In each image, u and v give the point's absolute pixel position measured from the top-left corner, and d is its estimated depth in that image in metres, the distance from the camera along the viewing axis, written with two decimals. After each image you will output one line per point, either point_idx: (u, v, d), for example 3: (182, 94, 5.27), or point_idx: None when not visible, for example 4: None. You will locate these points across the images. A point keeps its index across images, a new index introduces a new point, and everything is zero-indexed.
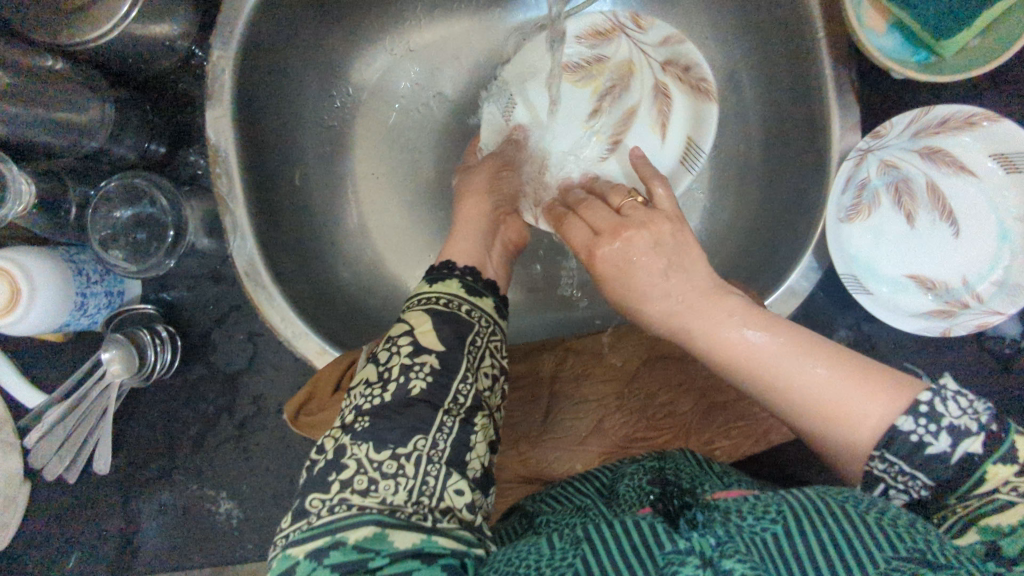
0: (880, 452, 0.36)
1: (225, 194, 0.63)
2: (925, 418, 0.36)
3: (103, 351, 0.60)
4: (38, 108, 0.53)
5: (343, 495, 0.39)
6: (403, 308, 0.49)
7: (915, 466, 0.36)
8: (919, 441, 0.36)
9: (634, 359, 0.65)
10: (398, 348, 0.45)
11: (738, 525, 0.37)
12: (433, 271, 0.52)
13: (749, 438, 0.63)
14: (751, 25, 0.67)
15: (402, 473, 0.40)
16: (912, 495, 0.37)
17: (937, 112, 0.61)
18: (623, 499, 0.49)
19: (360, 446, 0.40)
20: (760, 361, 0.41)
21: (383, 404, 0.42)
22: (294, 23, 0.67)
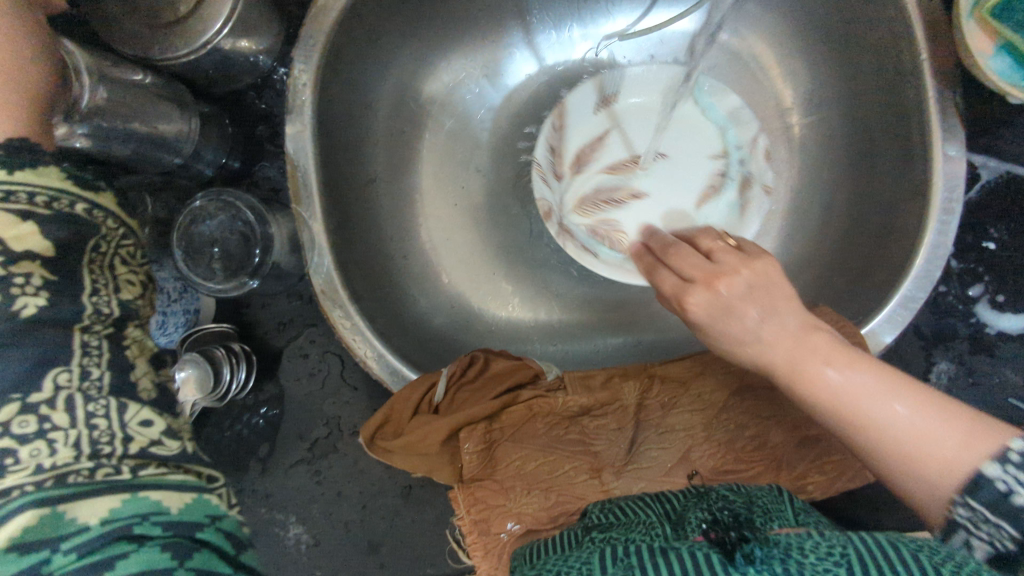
0: (963, 497, 0.36)
1: (304, 209, 0.62)
2: (1014, 466, 0.35)
3: (179, 370, 0.58)
4: (130, 123, 0.52)
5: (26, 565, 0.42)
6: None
7: (1000, 513, 0.35)
8: (1005, 488, 0.35)
9: (723, 389, 0.61)
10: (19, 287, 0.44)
11: (799, 565, 0.36)
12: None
13: (843, 476, 0.60)
14: (841, 42, 0.66)
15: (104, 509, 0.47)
16: (997, 549, 0.35)
17: (538, 157, 0.67)
18: (688, 523, 0.49)
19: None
20: (863, 411, 0.40)
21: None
22: (373, 37, 0.66)
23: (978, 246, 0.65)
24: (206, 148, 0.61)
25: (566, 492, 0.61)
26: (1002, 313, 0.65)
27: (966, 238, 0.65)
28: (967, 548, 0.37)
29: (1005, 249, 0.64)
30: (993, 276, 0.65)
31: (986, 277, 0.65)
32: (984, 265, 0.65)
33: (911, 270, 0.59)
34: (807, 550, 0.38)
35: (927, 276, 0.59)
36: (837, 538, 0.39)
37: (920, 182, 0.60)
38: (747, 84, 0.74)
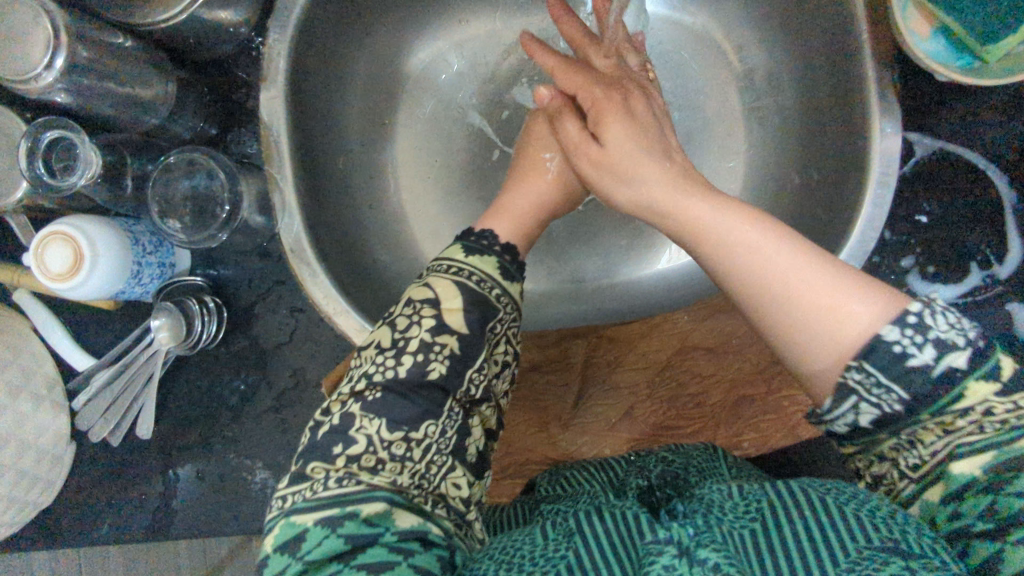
0: (858, 361, 0.36)
1: (275, 172, 0.65)
2: (911, 329, 0.35)
3: (153, 318, 0.64)
4: (106, 82, 0.55)
5: (349, 469, 0.40)
6: (449, 274, 0.46)
7: (893, 377, 0.35)
8: (901, 352, 0.35)
9: (665, 349, 0.65)
10: (420, 320, 0.44)
11: (718, 519, 0.39)
12: (504, 261, 0.49)
13: (777, 432, 0.63)
14: (793, 25, 0.69)
15: (409, 457, 0.41)
16: (883, 410, 0.36)
17: None
18: (627, 486, 0.51)
19: (373, 422, 0.41)
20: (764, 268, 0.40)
21: (397, 381, 0.42)
22: (347, 13, 0.70)
23: (911, 219, 0.65)
24: (183, 110, 0.65)
25: (515, 444, 0.65)
26: (933, 284, 0.65)
27: (899, 211, 0.66)
28: (853, 413, 0.37)
29: (936, 223, 0.65)
30: (923, 249, 0.65)
31: (917, 249, 0.65)
32: (915, 238, 0.65)
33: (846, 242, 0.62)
34: (727, 505, 0.40)
35: (862, 247, 0.61)
36: (753, 489, 0.41)
37: (861, 157, 0.63)
38: (709, 61, 0.77)
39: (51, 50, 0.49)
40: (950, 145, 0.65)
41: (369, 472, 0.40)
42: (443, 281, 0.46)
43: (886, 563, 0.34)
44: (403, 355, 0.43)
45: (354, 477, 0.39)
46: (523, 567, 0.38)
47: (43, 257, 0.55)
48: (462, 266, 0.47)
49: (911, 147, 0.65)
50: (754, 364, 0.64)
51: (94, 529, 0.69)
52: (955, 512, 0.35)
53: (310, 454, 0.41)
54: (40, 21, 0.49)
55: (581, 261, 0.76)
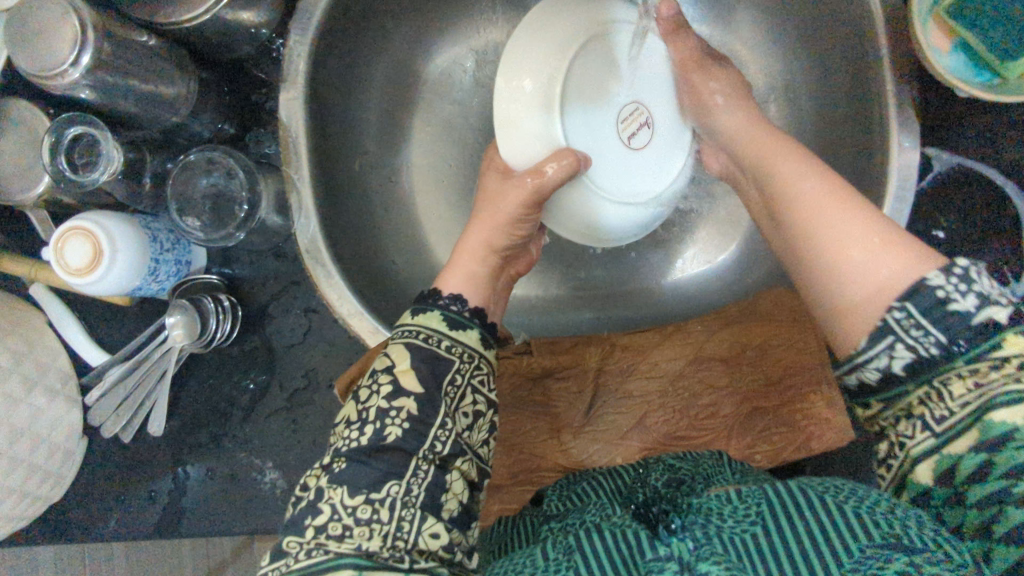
0: (902, 301, 0.37)
1: (293, 173, 0.66)
2: (957, 278, 0.36)
3: (169, 315, 0.65)
4: (131, 81, 0.56)
5: (318, 541, 0.38)
6: (401, 337, 0.46)
7: (934, 320, 0.36)
8: (945, 296, 0.36)
9: (679, 359, 0.65)
10: (377, 387, 0.44)
11: (718, 526, 0.39)
12: (452, 311, 0.49)
13: (789, 446, 0.63)
14: (813, 37, 0.69)
15: (376, 518, 0.39)
16: (917, 353, 0.37)
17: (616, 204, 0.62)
18: (630, 493, 0.52)
19: (336, 490, 0.40)
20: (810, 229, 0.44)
21: (357, 448, 0.41)
22: (368, 16, 0.70)
23: (927, 234, 0.65)
24: (203, 110, 0.65)
25: (526, 449, 0.65)
26: None
27: (915, 225, 0.65)
28: (886, 355, 0.38)
29: (952, 239, 0.65)
30: None
31: None
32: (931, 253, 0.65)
33: None
34: (726, 510, 0.40)
35: None
36: (752, 493, 0.41)
37: (879, 170, 0.63)
38: None
39: (78, 46, 0.49)
40: (969, 161, 0.65)
41: (339, 540, 0.38)
42: (394, 348, 0.46)
43: (889, 561, 0.34)
44: (368, 423, 0.42)
45: (324, 546, 0.38)
46: None
47: (64, 252, 0.55)
48: (413, 327, 0.47)
49: (930, 162, 0.65)
50: (767, 376, 0.64)
51: (103, 525, 0.69)
52: (972, 478, 0.35)
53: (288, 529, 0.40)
54: (68, 18, 0.49)
55: (592, 268, 0.76)
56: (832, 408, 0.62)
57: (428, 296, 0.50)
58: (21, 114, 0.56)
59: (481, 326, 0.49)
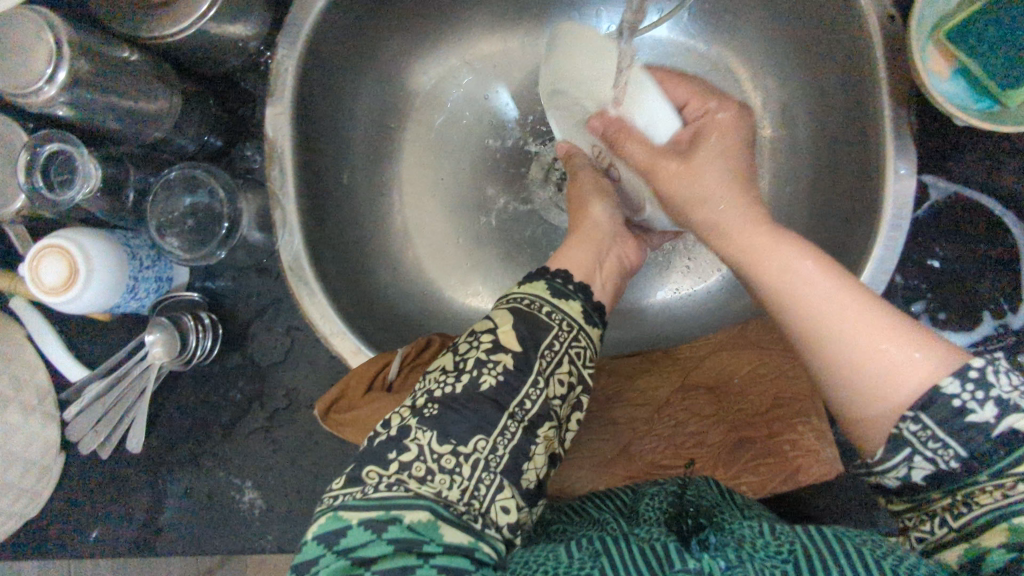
0: (914, 412, 0.37)
1: (277, 190, 0.65)
2: (972, 384, 0.36)
3: (148, 333, 0.64)
4: (111, 96, 0.55)
5: (401, 477, 0.40)
6: (510, 301, 0.49)
7: (949, 431, 0.36)
8: (961, 406, 0.36)
9: (665, 386, 0.65)
10: (478, 343, 0.46)
11: (750, 556, 0.39)
12: (555, 282, 0.52)
13: (777, 476, 0.60)
14: (810, 58, 0.67)
15: (459, 471, 0.41)
16: (937, 464, 0.38)
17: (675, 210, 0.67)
18: (643, 515, 0.51)
19: (424, 434, 0.41)
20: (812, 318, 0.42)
21: (454, 397, 0.43)
22: (359, 30, 0.69)
23: (922, 263, 0.64)
24: (189, 124, 0.64)
25: None
26: (943, 331, 0.63)
27: (911, 253, 0.64)
28: (906, 466, 0.39)
29: (948, 268, 0.64)
30: (934, 294, 0.64)
31: (927, 294, 0.64)
32: (925, 282, 0.64)
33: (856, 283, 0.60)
34: (761, 547, 0.40)
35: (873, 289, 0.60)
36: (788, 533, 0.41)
37: (875, 197, 0.61)
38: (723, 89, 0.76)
39: (53, 65, 0.48)
40: (965, 189, 0.63)
41: (420, 484, 0.40)
42: (500, 311, 0.48)
43: None
44: (462, 372, 0.44)
45: (403, 484, 0.40)
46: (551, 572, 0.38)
47: (41, 270, 0.55)
48: (517, 293, 0.50)
49: (927, 189, 0.64)
50: (755, 406, 0.63)
51: (77, 542, 0.67)
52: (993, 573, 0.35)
53: (365, 463, 0.41)
54: (43, 36, 0.48)
55: None
56: (820, 441, 0.60)
57: (536, 268, 0.53)
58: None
59: (583, 301, 0.51)
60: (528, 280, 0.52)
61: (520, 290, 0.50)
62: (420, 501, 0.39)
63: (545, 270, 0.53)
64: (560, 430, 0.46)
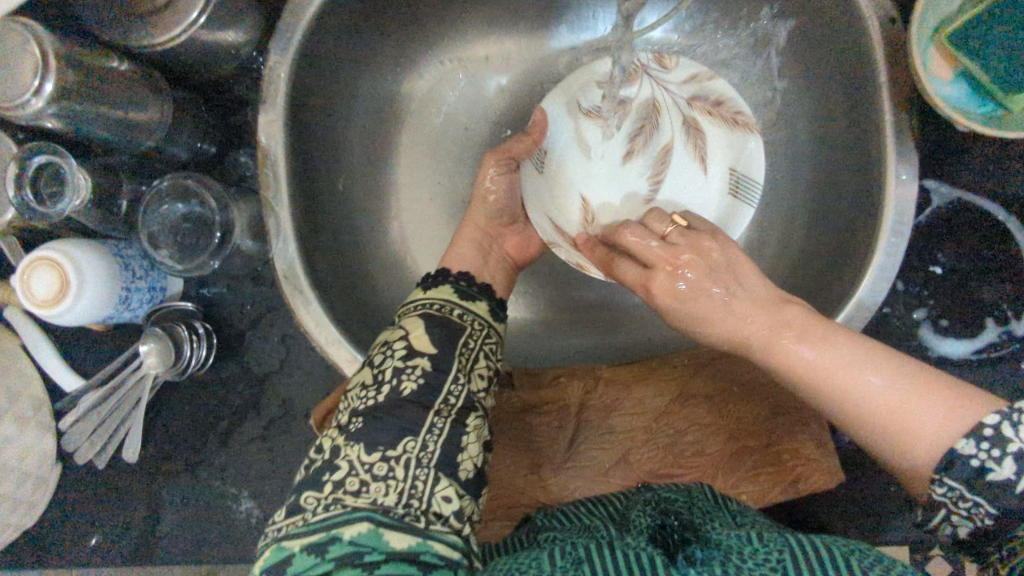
0: (940, 476, 0.37)
1: (271, 198, 0.64)
2: (988, 441, 0.35)
3: (142, 343, 0.62)
4: (101, 106, 0.54)
5: (336, 495, 0.39)
6: (415, 309, 0.49)
7: (978, 492, 0.36)
8: (980, 466, 0.35)
9: (664, 395, 0.64)
10: (392, 351, 0.45)
11: (737, 566, 0.39)
12: (459, 284, 0.53)
13: (777, 486, 0.61)
14: (810, 59, 0.67)
15: (393, 476, 0.40)
16: (975, 522, 0.37)
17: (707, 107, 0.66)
18: (632, 523, 0.50)
19: (353, 448, 0.41)
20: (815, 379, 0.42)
21: (377, 406, 0.42)
22: (352, 33, 0.68)
23: (925, 269, 0.63)
24: (180, 132, 0.63)
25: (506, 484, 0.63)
26: (945, 337, 0.63)
27: (913, 259, 0.63)
28: (948, 523, 0.38)
29: (951, 274, 0.63)
30: (936, 300, 0.63)
31: (929, 300, 0.63)
32: (928, 288, 0.63)
33: (858, 291, 0.59)
34: (746, 550, 0.40)
35: (874, 297, 0.59)
36: (774, 537, 0.41)
37: (875, 202, 0.60)
38: None
39: (39, 75, 0.48)
40: (968, 194, 0.63)
41: (355, 497, 0.39)
42: (405, 319, 0.48)
43: None
44: (380, 383, 0.44)
45: (341, 502, 0.38)
46: None
47: (30, 282, 0.54)
48: (425, 300, 0.50)
49: (928, 194, 0.63)
50: (755, 415, 0.62)
51: (77, 552, 0.67)
52: None
53: (304, 489, 0.40)
54: (29, 46, 0.47)
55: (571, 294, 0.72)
56: (819, 449, 0.61)
57: (435, 276, 0.54)
58: None
59: (489, 299, 0.53)
60: (430, 287, 0.52)
61: (429, 296, 0.51)
62: (357, 511, 0.38)
63: (443, 275, 0.54)
64: (488, 417, 0.46)
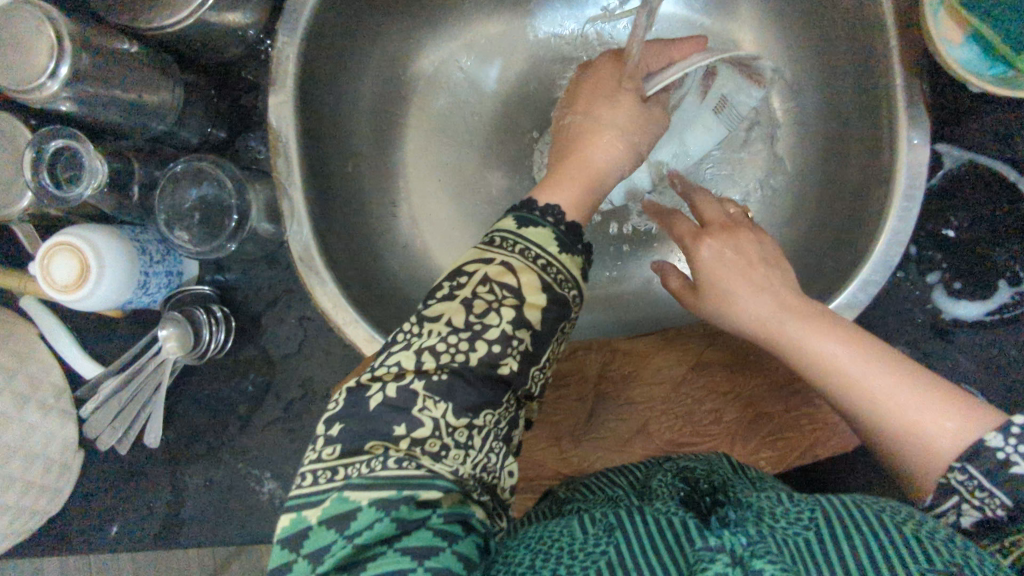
0: (961, 463, 0.39)
1: (284, 180, 0.64)
2: (1015, 438, 0.38)
3: (161, 328, 0.63)
4: (114, 90, 0.54)
5: (413, 452, 0.37)
6: (521, 254, 0.43)
7: (996, 481, 0.38)
8: (1005, 459, 0.38)
9: (682, 364, 0.64)
10: (498, 308, 0.41)
11: (770, 526, 0.38)
12: (555, 233, 0.45)
13: (796, 450, 0.62)
14: (820, 26, 0.67)
15: (471, 444, 0.39)
16: (985, 513, 0.39)
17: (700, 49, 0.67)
18: (655, 491, 0.49)
19: (438, 405, 0.38)
20: (842, 371, 0.43)
21: (468, 367, 0.40)
22: (359, 12, 0.68)
23: (937, 233, 0.64)
24: (191, 116, 0.63)
25: (527, 456, 0.63)
26: (959, 300, 0.64)
27: (925, 223, 0.64)
28: (955, 513, 0.40)
29: (964, 238, 0.64)
30: (949, 264, 0.64)
31: (943, 264, 0.64)
32: (940, 251, 0.64)
33: (870, 256, 0.60)
34: (777, 511, 0.39)
35: (887, 262, 0.60)
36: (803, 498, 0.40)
37: (887, 167, 0.61)
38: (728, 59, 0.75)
39: (55, 58, 0.48)
40: (980, 155, 0.63)
41: (432, 460, 0.38)
42: (520, 266, 0.43)
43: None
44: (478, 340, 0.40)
45: (417, 460, 0.37)
46: (566, 548, 0.39)
47: (51, 267, 0.54)
48: (535, 247, 0.44)
49: (940, 158, 0.64)
50: (774, 381, 0.63)
51: (101, 535, 0.68)
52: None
53: (364, 432, 0.38)
54: (43, 29, 0.47)
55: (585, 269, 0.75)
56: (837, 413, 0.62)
57: (526, 214, 0.46)
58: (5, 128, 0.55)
59: None
60: (529, 224, 0.45)
61: (530, 235, 0.44)
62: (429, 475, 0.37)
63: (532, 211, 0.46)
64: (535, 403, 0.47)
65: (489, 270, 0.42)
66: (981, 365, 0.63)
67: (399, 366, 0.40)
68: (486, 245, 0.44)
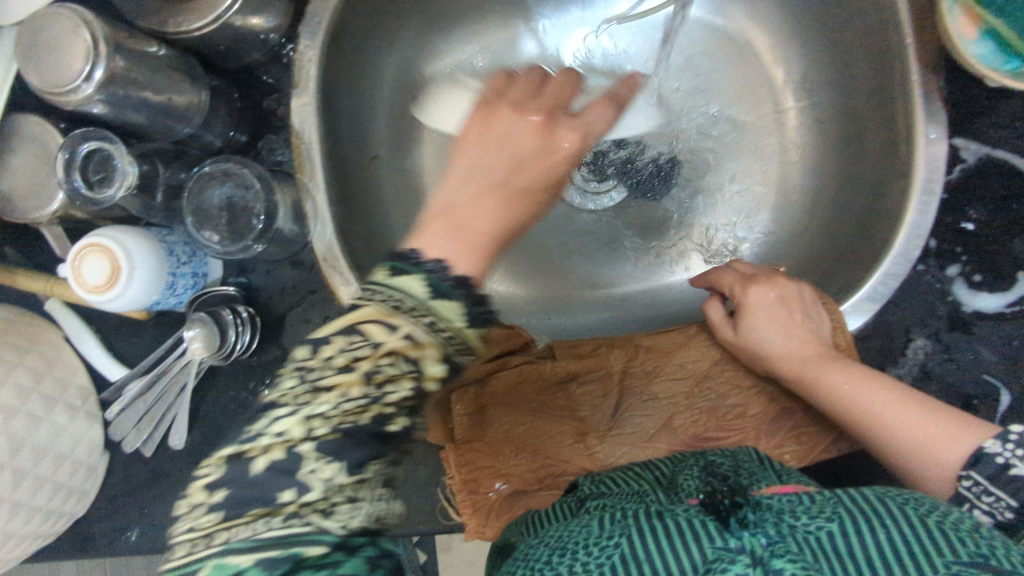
0: (968, 471, 0.46)
1: (307, 180, 0.64)
2: (1012, 445, 0.44)
3: (188, 329, 0.64)
4: (144, 91, 0.55)
5: (300, 510, 0.38)
6: (426, 327, 0.40)
7: (1001, 484, 0.44)
8: (1004, 462, 0.44)
9: (704, 359, 0.65)
10: (397, 384, 0.40)
11: (791, 526, 0.37)
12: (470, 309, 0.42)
13: (820, 445, 0.61)
14: (832, 23, 0.68)
15: (360, 496, 0.40)
16: (997, 517, 0.44)
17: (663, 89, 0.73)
18: (681, 487, 0.49)
19: (325, 466, 0.39)
20: (859, 404, 0.52)
21: (358, 427, 0.40)
22: (380, 14, 0.69)
23: (957, 226, 0.64)
24: (215, 119, 0.64)
25: (551, 454, 0.63)
26: (979, 293, 0.64)
27: (945, 217, 0.65)
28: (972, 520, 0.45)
29: (983, 230, 0.64)
30: (970, 258, 0.64)
31: (963, 256, 0.64)
32: (961, 244, 0.64)
33: (892, 248, 0.61)
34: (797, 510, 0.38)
35: (907, 255, 0.61)
36: (824, 495, 0.40)
37: (904, 163, 0.62)
38: (737, 61, 0.76)
39: (90, 61, 0.49)
40: (995, 150, 0.64)
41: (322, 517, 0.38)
42: (424, 340, 0.40)
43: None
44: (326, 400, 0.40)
45: (303, 520, 0.38)
46: (581, 543, 0.38)
47: (82, 269, 0.55)
48: (449, 325, 0.41)
49: (959, 152, 0.64)
50: None
51: (125, 541, 0.67)
52: None
53: (249, 498, 0.38)
54: (80, 31, 0.49)
55: (599, 267, 0.79)
56: None
57: (403, 269, 0.42)
58: (37, 131, 0.56)
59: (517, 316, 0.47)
60: (399, 276, 0.42)
61: (442, 310, 0.41)
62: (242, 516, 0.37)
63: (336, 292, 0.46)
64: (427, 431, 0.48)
65: (393, 341, 0.40)
66: (1004, 356, 0.64)
67: (303, 422, 0.39)
68: (389, 309, 0.41)
